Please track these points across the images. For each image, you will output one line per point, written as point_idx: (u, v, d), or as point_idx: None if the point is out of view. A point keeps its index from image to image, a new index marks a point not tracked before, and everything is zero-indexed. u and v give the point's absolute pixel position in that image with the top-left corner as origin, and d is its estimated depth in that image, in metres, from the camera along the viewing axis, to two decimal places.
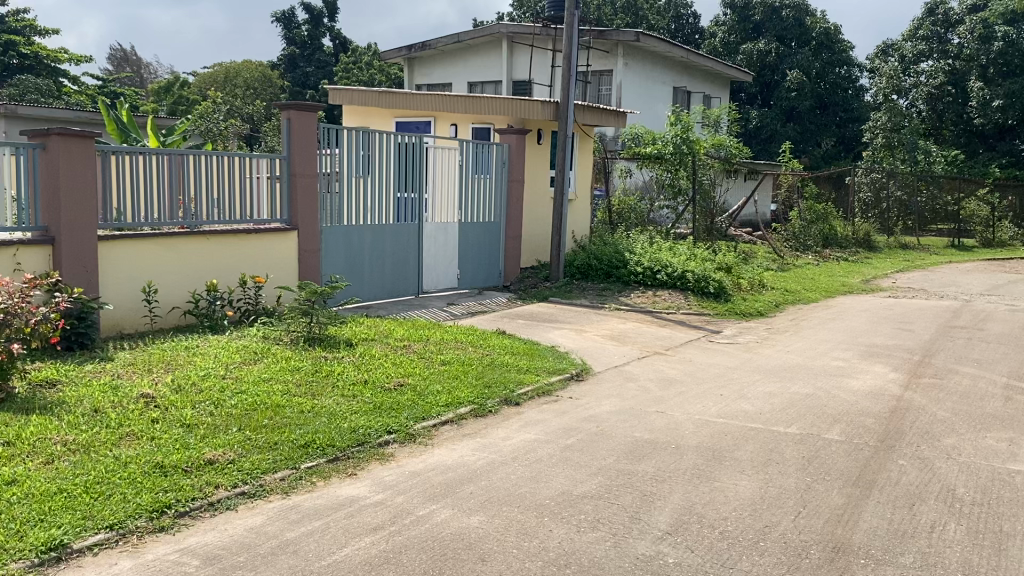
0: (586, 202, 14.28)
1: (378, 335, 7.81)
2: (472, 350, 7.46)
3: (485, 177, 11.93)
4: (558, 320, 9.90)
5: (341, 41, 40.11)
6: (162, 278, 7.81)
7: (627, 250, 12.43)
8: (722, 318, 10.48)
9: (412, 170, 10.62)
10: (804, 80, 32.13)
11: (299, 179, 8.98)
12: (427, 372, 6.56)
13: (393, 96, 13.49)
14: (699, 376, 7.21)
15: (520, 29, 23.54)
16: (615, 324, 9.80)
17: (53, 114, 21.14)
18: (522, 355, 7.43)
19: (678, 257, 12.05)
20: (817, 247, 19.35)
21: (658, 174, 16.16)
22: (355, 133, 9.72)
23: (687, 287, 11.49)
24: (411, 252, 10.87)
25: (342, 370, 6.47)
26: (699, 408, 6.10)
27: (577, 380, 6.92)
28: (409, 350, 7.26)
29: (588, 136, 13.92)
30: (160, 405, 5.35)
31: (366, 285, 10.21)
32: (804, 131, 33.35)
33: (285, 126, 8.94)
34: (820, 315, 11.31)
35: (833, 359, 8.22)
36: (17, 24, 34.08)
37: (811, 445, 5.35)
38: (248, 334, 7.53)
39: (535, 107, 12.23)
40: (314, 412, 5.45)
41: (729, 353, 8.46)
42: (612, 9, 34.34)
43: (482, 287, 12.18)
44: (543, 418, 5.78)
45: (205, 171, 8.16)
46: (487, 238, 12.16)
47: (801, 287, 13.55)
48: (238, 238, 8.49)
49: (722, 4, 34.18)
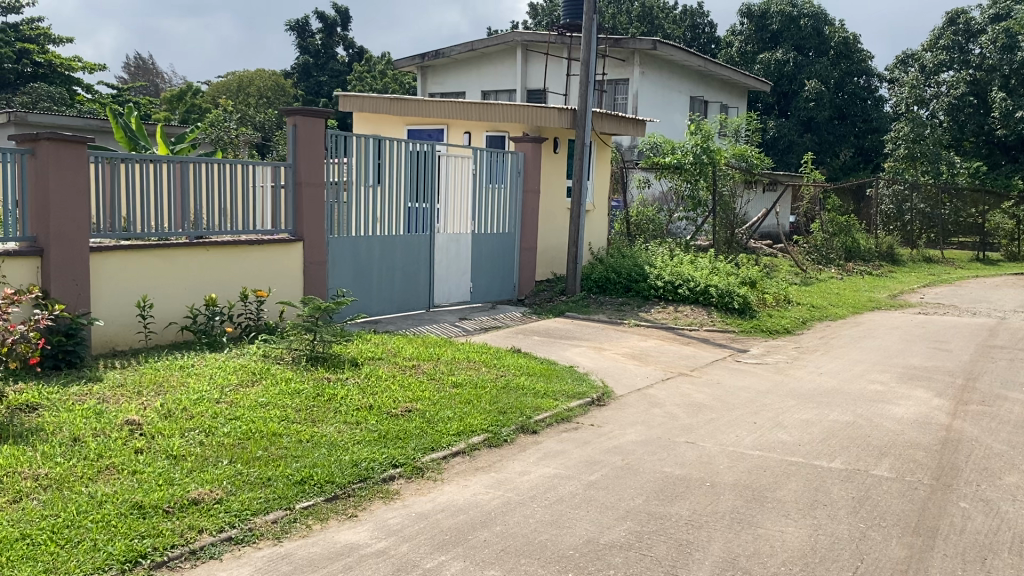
0: (603, 212, 13.80)
1: (386, 353, 7.35)
2: (486, 371, 6.99)
3: (499, 187, 11.49)
4: (576, 337, 9.43)
5: (355, 50, 39.83)
6: (158, 292, 7.38)
7: (647, 263, 11.94)
8: (748, 336, 9.97)
9: (424, 179, 10.20)
10: (822, 90, 31.59)
11: (305, 188, 8.56)
12: (437, 395, 6.09)
13: (405, 103, 13.09)
14: (729, 402, 6.72)
15: (534, 38, 23.15)
16: (636, 341, 9.32)
17: (63, 122, 20.96)
18: (539, 376, 6.95)
19: (700, 271, 11.54)
20: (839, 260, 18.80)
21: (677, 185, 15.63)
22: (365, 142, 9.32)
23: (710, 303, 10.98)
24: (423, 265, 10.42)
25: (345, 393, 6.01)
26: (732, 439, 5.62)
27: (598, 405, 6.44)
28: (419, 371, 6.80)
29: (606, 145, 13.45)
30: (145, 434, 4.89)
31: (374, 298, 9.76)
32: (822, 142, 32.66)
33: (290, 132, 8.55)
34: (849, 333, 10.79)
35: (870, 382, 7.71)
36: (32, 32, 34.23)
37: (860, 483, 4.85)
38: (248, 351, 7.09)
39: (551, 115, 11.79)
40: (313, 442, 4.99)
41: (759, 374, 7.97)
42: (627, 18, 33.97)
43: (496, 300, 11.72)
44: (563, 448, 5.31)
45: (206, 180, 7.77)
46: (501, 250, 11.70)
47: (827, 303, 13.03)
48: (240, 250, 8.06)
49: (739, 13, 33.74)
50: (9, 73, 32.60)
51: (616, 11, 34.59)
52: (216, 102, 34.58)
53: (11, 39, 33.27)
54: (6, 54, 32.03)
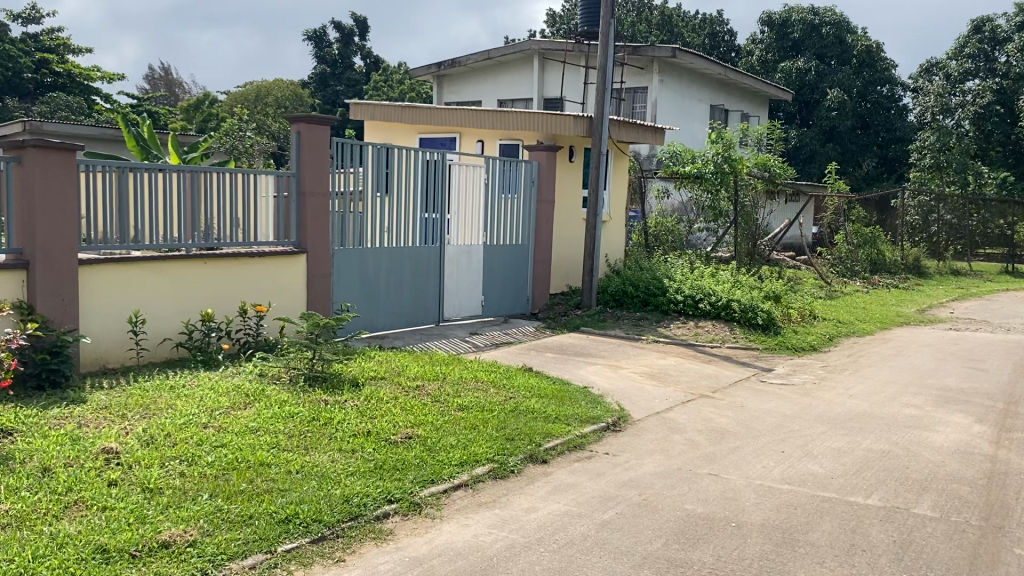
0: (621, 223, 13.40)
1: (390, 372, 6.95)
2: (495, 392, 6.59)
3: (513, 197, 11.11)
4: (591, 354, 9.02)
5: (372, 59, 39.70)
6: (152, 307, 7.05)
7: (666, 276, 11.51)
8: (772, 354, 9.52)
9: (434, 189, 9.83)
10: (845, 99, 31.03)
11: (308, 198, 8.22)
12: (440, 420, 5.70)
13: (417, 111, 12.75)
14: (754, 428, 6.28)
15: (551, 46, 22.84)
16: (655, 359, 8.90)
17: (78, 132, 20.84)
18: (550, 399, 6.54)
19: (721, 285, 11.10)
20: (865, 273, 18.29)
21: (697, 196, 15.22)
22: (372, 150, 8.97)
23: (732, 318, 10.52)
24: (432, 277, 10.05)
25: (342, 417, 5.62)
26: (758, 472, 5.18)
27: (613, 431, 6.02)
28: (423, 392, 6.40)
29: (623, 153, 13.04)
30: (121, 464, 4.52)
31: (381, 313, 9.39)
32: (844, 152, 32.15)
33: (293, 140, 8.17)
34: (879, 350, 10.29)
35: (904, 405, 7.24)
36: (52, 43, 34.36)
37: (901, 523, 4.41)
38: (244, 370, 6.73)
39: (567, 123, 11.39)
40: (303, 474, 4.61)
41: (785, 397, 7.52)
42: (646, 27, 33.62)
43: (508, 314, 11.32)
44: (575, 481, 4.89)
45: (204, 190, 7.44)
46: (515, 261, 11.31)
47: (854, 318, 12.54)
48: (240, 263, 7.72)
49: (759, 22, 33.34)
50: (28, 82, 32.64)
51: (635, 20, 34.24)
52: (233, 112, 34.51)
53: (31, 49, 33.37)
54: (25, 63, 32.07)
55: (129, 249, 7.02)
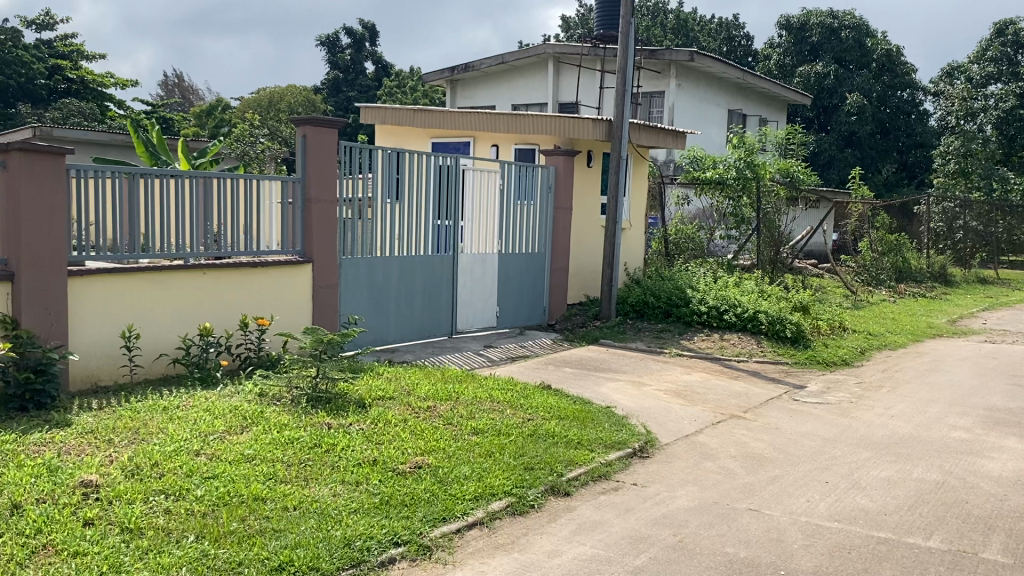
0: (640, 231, 12.93)
1: (399, 391, 6.49)
2: (512, 413, 6.12)
3: (529, 204, 10.66)
4: (612, 368, 8.55)
5: (384, 65, 39.38)
6: (148, 320, 6.64)
7: (688, 286, 11.03)
8: (803, 369, 9.01)
9: (448, 195, 9.41)
10: (865, 104, 30.44)
11: (314, 205, 7.81)
12: (453, 446, 5.24)
13: (429, 114, 12.31)
14: (792, 455, 5.79)
15: (567, 50, 22.41)
16: (680, 375, 8.41)
17: (88, 138, 20.56)
18: (572, 420, 6.08)
19: (746, 296, 10.61)
20: (891, 281, 17.73)
21: (719, 202, 14.75)
22: (383, 153, 8.56)
23: (760, 330, 10.00)
24: (444, 288, 9.60)
25: (346, 444, 5.17)
26: (802, 508, 4.70)
27: (640, 459, 5.55)
28: (435, 413, 5.94)
29: (643, 158, 12.58)
30: (100, 500, 4.09)
31: (391, 325, 8.95)
32: (864, 157, 31.57)
33: (298, 143, 7.82)
34: (914, 365, 9.76)
35: (952, 427, 6.74)
36: (65, 49, 34.25)
37: (970, 571, 3.92)
38: (243, 389, 6.29)
39: (585, 126, 10.96)
40: (301, 511, 4.16)
41: (822, 417, 7.01)
42: (662, 31, 33.15)
43: (524, 326, 10.87)
44: (601, 519, 4.42)
45: (204, 196, 7.03)
46: (531, 270, 10.85)
47: (884, 329, 12.01)
48: (241, 274, 7.30)
49: (777, 26, 32.83)
50: (42, 89, 32.47)
51: (650, 24, 33.77)
52: (246, 117, 34.26)
53: (44, 55, 33.23)
54: (38, 69, 31.94)
55: (124, 259, 6.57)
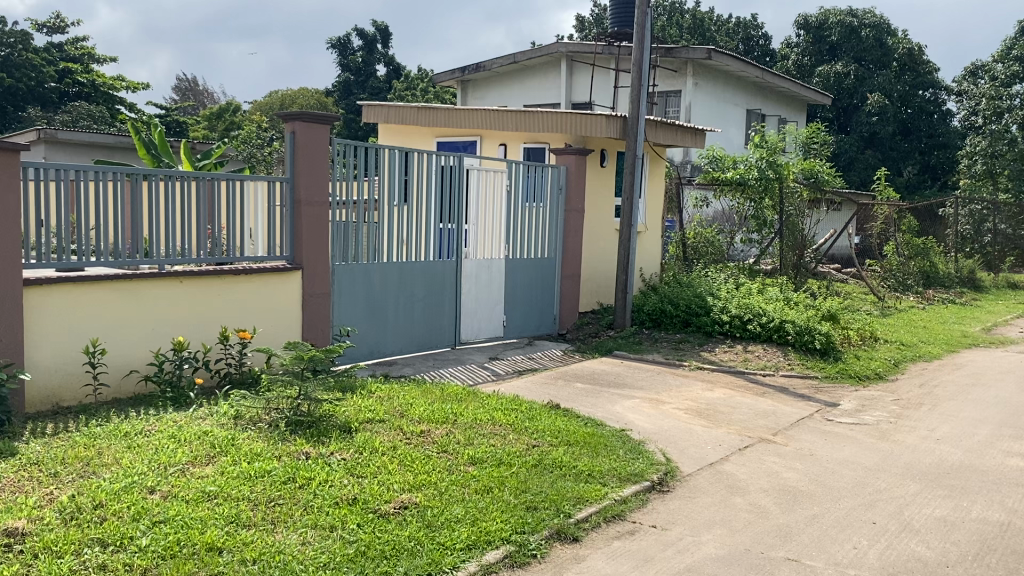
0: (657, 235, 12.28)
1: (391, 412, 5.86)
2: (515, 439, 5.48)
3: (538, 206, 10.03)
4: (628, 384, 7.89)
5: (394, 66, 38.82)
6: (117, 334, 6.05)
7: (709, 293, 10.37)
8: (834, 385, 8.33)
9: (452, 196, 8.80)
10: (886, 104, 29.61)
11: (304, 207, 7.21)
12: (447, 480, 4.60)
13: (434, 113, 11.71)
14: (832, 488, 5.12)
15: (580, 48, 21.77)
16: (700, 392, 7.75)
17: (91, 140, 20.02)
18: (582, 447, 5.44)
19: (771, 304, 9.93)
20: (918, 287, 16.98)
21: (739, 204, 14.06)
22: (379, 152, 7.94)
23: (786, 342, 9.31)
24: (447, 296, 8.98)
25: (325, 477, 4.54)
26: (850, 558, 4.04)
27: (659, 494, 4.90)
28: (429, 439, 5.31)
29: (659, 157, 11.93)
30: (24, 553, 3.48)
31: (390, 336, 8.32)
32: (886, 158, 30.75)
33: (288, 140, 7.21)
34: (954, 378, 9.04)
35: (1006, 454, 6.04)
36: (75, 52, 33.90)
37: None
38: (216, 410, 5.68)
39: (599, 123, 10.30)
40: (260, 565, 3.54)
41: (859, 442, 6.33)
42: (677, 31, 32.45)
43: (533, 336, 10.22)
44: (615, 572, 3.78)
45: (179, 198, 6.47)
46: (540, 277, 10.21)
47: (916, 339, 11.27)
48: (222, 282, 6.70)
49: (795, 25, 32.07)
50: (52, 92, 32.10)
51: (666, 23, 33.06)
52: (256, 120, 33.79)
53: (54, 59, 32.90)
54: (47, 72, 31.58)
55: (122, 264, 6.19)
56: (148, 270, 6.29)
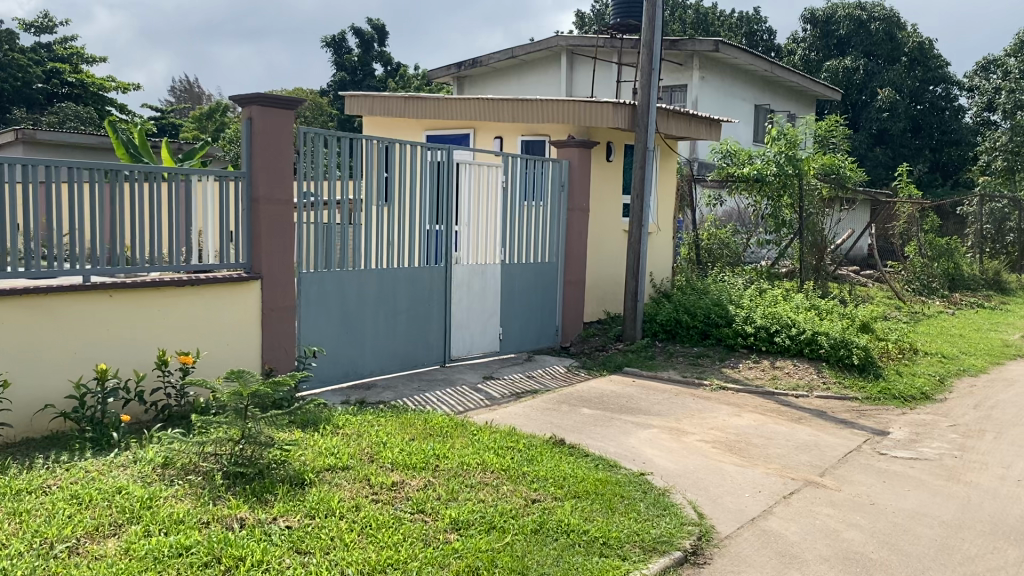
0: (668, 235, 11.24)
1: (357, 455, 4.79)
2: (510, 491, 4.42)
3: (537, 205, 8.96)
4: (642, 409, 6.82)
5: (393, 66, 37.55)
6: (25, 362, 4.98)
7: (730, 302, 9.31)
8: (878, 408, 7.28)
9: (439, 194, 7.76)
10: (897, 99, 28.50)
11: (262, 205, 6.15)
12: (421, 559, 3.54)
13: (424, 102, 10.65)
14: (912, 556, 4.06)
15: (581, 42, 20.72)
16: (727, 419, 6.68)
17: (73, 140, 18.95)
18: (592, 501, 4.38)
19: (800, 313, 8.86)
20: (943, 290, 15.91)
21: (755, 203, 12.99)
22: (352, 143, 6.89)
23: (819, 356, 8.23)
24: (435, 307, 7.91)
25: (261, 556, 3.47)
26: None
27: (694, 568, 3.84)
28: (401, 495, 4.25)
29: (671, 151, 10.88)
30: None
31: (369, 355, 7.24)
32: (896, 155, 29.70)
33: (244, 127, 6.19)
34: (1010, 397, 7.97)
35: None
36: (64, 52, 32.93)
37: None
38: (141, 457, 4.59)
39: (606, 111, 9.17)
40: None
41: (925, 485, 5.26)
42: (681, 27, 31.38)
43: (532, 350, 9.15)
44: None
45: (108, 198, 5.45)
46: (540, 284, 9.15)
47: (957, 350, 10.18)
48: (162, 296, 5.63)
49: (802, 19, 30.87)
50: (39, 93, 31.03)
51: (669, 19, 31.99)
52: None
53: (42, 59, 31.87)
54: (36, 73, 30.48)
55: (30, 276, 5.12)
56: (65, 283, 5.23)
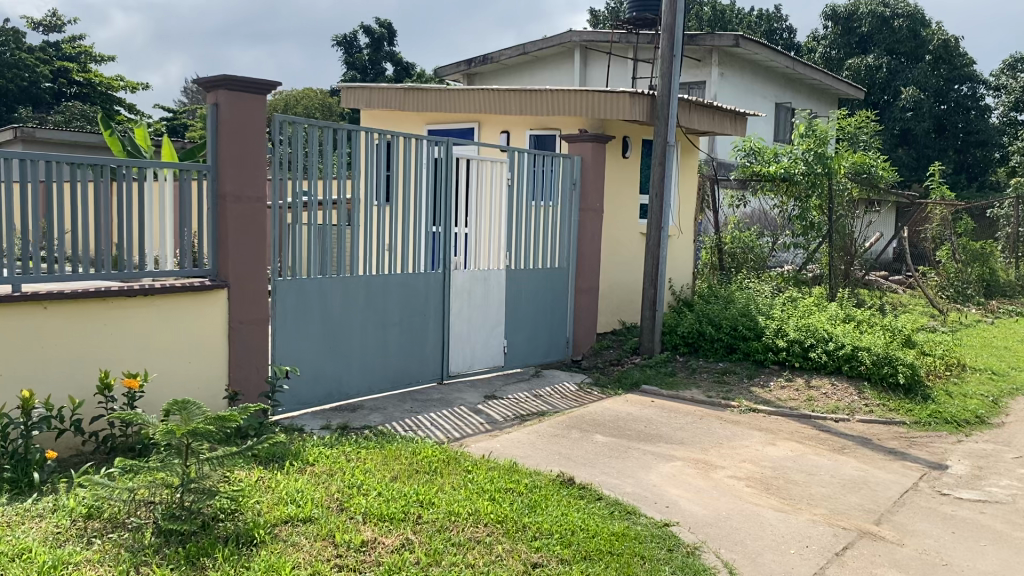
0: (689, 239, 10.42)
1: (323, 503, 3.99)
2: (504, 552, 3.63)
3: (546, 205, 8.16)
4: (662, 436, 6.01)
5: (402, 66, 36.54)
6: None
7: (760, 312, 8.49)
8: (931, 435, 6.43)
9: (438, 192, 6.99)
10: (921, 98, 27.48)
11: (229, 203, 5.38)
12: None
13: (425, 94, 9.88)
14: None
15: (595, 37, 19.89)
16: (761, 449, 5.84)
17: (78, 140, 18.37)
18: (606, 566, 3.58)
19: (838, 326, 8.01)
20: (979, 297, 14.98)
21: (782, 204, 12.14)
22: (337, 133, 6.15)
23: (859, 374, 7.38)
24: (432, 316, 7.12)
25: None
26: None
27: None
28: (371, 559, 3.45)
29: (693, 147, 10.08)
30: None
31: (355, 372, 6.45)
32: (920, 156, 28.68)
33: (209, 114, 5.42)
34: None
35: None
36: (72, 50, 32.29)
37: None
38: (60, 506, 3.79)
39: (622, 102, 8.34)
40: None
41: (1002, 538, 4.43)
42: (698, 24, 30.46)
43: (540, 364, 8.34)
44: None
45: (45, 196, 4.68)
46: (550, 291, 8.35)
47: (1007, 364, 9.29)
48: (108, 307, 4.84)
49: (823, 17, 29.83)
50: (46, 92, 30.45)
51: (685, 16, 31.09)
52: None
53: (49, 58, 31.19)
54: (42, 72, 29.79)
55: None
56: None
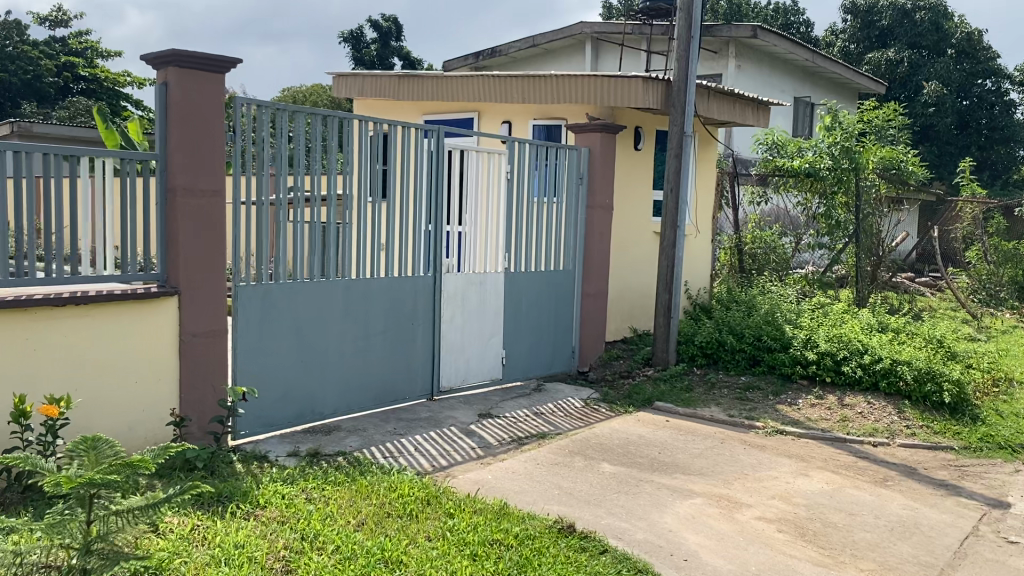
0: (706, 239, 9.65)
1: (262, 563, 3.27)
2: None
3: (550, 200, 7.40)
4: (679, 465, 5.25)
5: (410, 62, 35.72)
6: None
7: (786, 320, 7.73)
8: (985, 463, 5.64)
9: (429, 187, 6.28)
10: (944, 93, 26.49)
11: (179, 197, 4.66)
12: None
13: (421, 81, 9.13)
14: None
15: (608, 28, 19.07)
16: (791, 481, 5.08)
17: (71, 133, 17.56)
18: None
19: (872, 336, 7.23)
20: (1012, 301, 14.09)
21: (806, 201, 11.32)
22: (312, 121, 5.43)
23: (898, 391, 6.60)
24: (422, 325, 6.39)
25: None
26: None
27: None
28: None
29: (712, 141, 9.33)
30: None
31: (331, 388, 5.73)
32: (943, 153, 27.69)
33: (157, 94, 4.69)
34: None
35: None
36: (77, 45, 31.40)
37: None
38: None
39: (635, 89, 7.58)
40: None
41: None
42: (713, 17, 29.52)
43: (542, 376, 7.60)
44: None
45: None
46: (554, 295, 7.61)
47: None
48: (29, 320, 4.13)
49: (843, 9, 28.86)
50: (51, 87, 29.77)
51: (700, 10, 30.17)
52: None
53: (54, 52, 30.44)
54: (46, 66, 29.09)
55: None
56: None
